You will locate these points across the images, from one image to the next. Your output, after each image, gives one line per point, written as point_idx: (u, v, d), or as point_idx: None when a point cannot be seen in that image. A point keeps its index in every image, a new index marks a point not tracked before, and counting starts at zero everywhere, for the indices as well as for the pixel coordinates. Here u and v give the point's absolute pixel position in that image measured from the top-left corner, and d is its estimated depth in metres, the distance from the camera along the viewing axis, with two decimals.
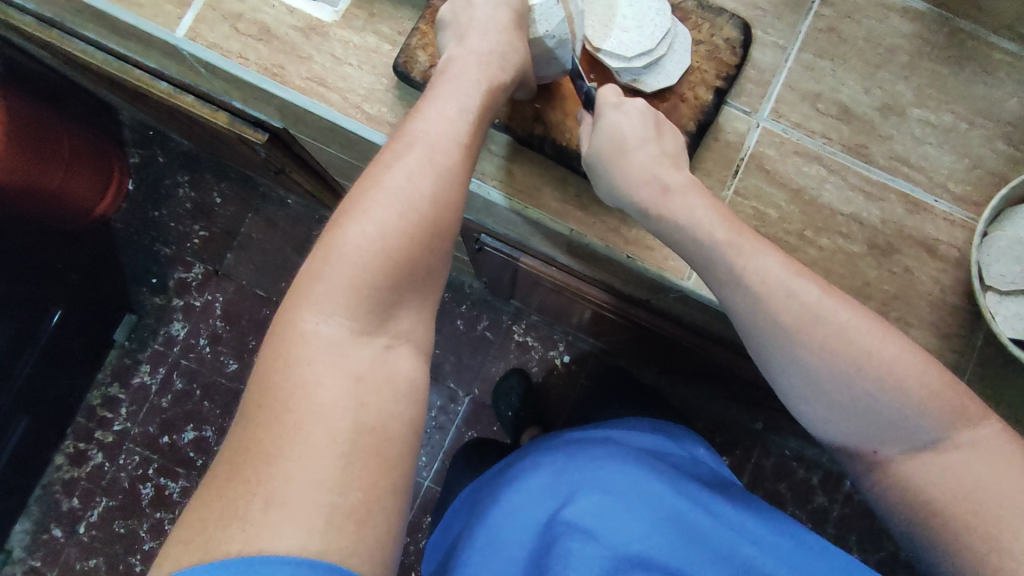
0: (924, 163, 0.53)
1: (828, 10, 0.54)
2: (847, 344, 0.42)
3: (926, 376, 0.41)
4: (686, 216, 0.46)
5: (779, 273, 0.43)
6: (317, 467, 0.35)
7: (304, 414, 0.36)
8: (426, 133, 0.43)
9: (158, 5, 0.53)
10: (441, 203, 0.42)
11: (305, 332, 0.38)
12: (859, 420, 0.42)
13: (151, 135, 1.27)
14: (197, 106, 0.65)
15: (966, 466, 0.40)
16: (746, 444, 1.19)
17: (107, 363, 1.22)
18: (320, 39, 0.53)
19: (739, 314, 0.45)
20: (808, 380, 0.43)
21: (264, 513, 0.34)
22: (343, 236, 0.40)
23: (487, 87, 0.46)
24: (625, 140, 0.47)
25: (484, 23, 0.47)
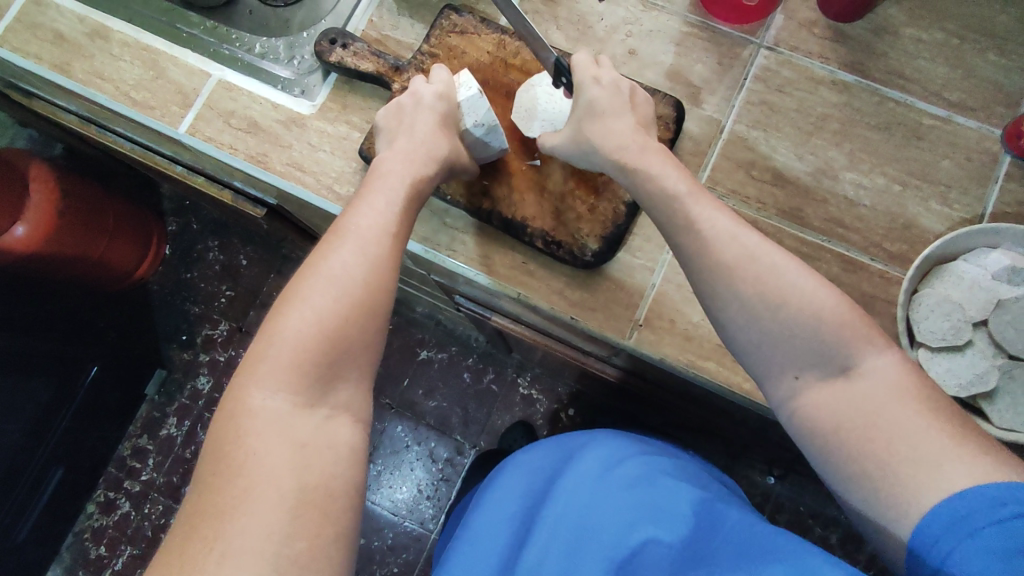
0: (859, 223, 0.56)
1: (760, 86, 0.59)
2: (774, 280, 0.43)
3: (843, 306, 0.43)
4: (655, 169, 0.48)
5: (725, 222, 0.46)
6: (266, 522, 0.39)
7: (254, 478, 0.41)
8: (358, 225, 0.48)
9: (166, 107, 0.62)
10: (372, 286, 0.47)
11: (253, 407, 0.43)
12: (789, 353, 0.43)
13: (186, 205, 1.39)
14: (208, 186, 0.74)
15: (867, 388, 0.41)
16: (756, 498, 1.16)
17: (138, 416, 1.31)
18: (299, 129, 0.60)
19: (685, 258, 0.46)
20: (768, 331, 0.43)
21: (219, 564, 0.38)
22: (286, 323, 0.45)
23: (411, 180, 0.51)
24: (600, 108, 0.51)
25: (410, 125, 0.53)
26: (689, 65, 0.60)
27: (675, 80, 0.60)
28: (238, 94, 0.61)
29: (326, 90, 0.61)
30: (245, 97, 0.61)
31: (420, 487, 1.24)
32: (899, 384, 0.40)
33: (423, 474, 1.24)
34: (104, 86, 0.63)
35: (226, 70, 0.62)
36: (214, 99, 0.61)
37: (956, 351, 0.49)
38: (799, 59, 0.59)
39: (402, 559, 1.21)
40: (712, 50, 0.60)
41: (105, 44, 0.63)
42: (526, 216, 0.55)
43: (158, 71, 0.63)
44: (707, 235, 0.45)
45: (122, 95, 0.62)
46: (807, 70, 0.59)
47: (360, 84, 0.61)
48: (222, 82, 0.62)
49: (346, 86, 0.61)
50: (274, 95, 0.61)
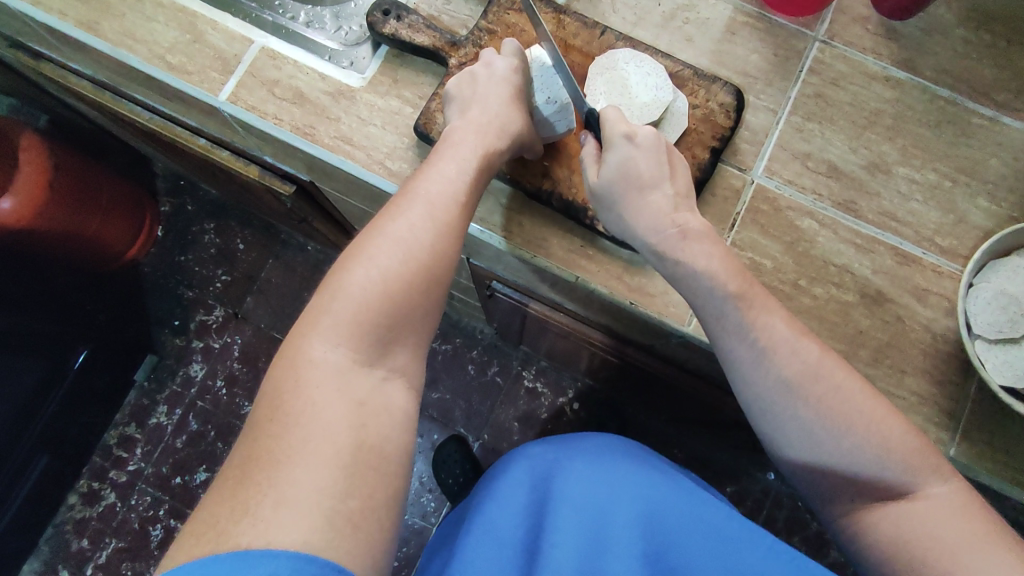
0: (911, 218, 0.56)
1: (815, 78, 0.59)
2: (840, 403, 0.45)
3: (908, 439, 0.45)
4: (699, 265, 0.47)
5: (783, 332, 0.46)
6: (321, 475, 0.37)
7: (312, 430, 0.38)
8: (427, 191, 0.47)
9: (204, 72, 0.59)
10: (437, 253, 0.45)
11: (313, 358, 0.41)
12: (842, 473, 0.46)
13: (181, 184, 1.34)
14: (234, 161, 0.70)
15: (925, 514, 0.43)
16: (758, 494, 1.17)
17: (126, 403, 1.26)
18: (348, 102, 0.58)
19: (738, 365, 0.47)
20: (800, 421, 0.46)
21: (273, 512, 0.35)
22: (351, 277, 0.43)
23: (484, 152, 0.50)
24: (639, 179, 0.49)
25: (485, 97, 0.52)
26: (745, 54, 0.60)
27: (731, 69, 0.59)
28: (282, 64, 0.59)
29: (376, 63, 0.59)
30: (290, 66, 0.59)
31: (422, 479, 1.21)
32: (956, 510, 0.43)
33: (424, 466, 1.22)
34: (137, 48, 0.59)
35: (269, 38, 0.59)
36: (256, 66, 0.59)
37: (1013, 343, 0.50)
38: (853, 53, 0.59)
39: (402, 553, 1.17)
40: (768, 41, 0.60)
41: (137, 3, 0.60)
42: (587, 199, 0.54)
43: (195, 35, 0.59)
44: (708, 299, 0.47)
45: (157, 59, 0.59)
46: (861, 65, 0.59)
47: (412, 58, 0.59)
48: (265, 49, 0.59)
49: (398, 59, 0.59)
50: (321, 66, 0.59)
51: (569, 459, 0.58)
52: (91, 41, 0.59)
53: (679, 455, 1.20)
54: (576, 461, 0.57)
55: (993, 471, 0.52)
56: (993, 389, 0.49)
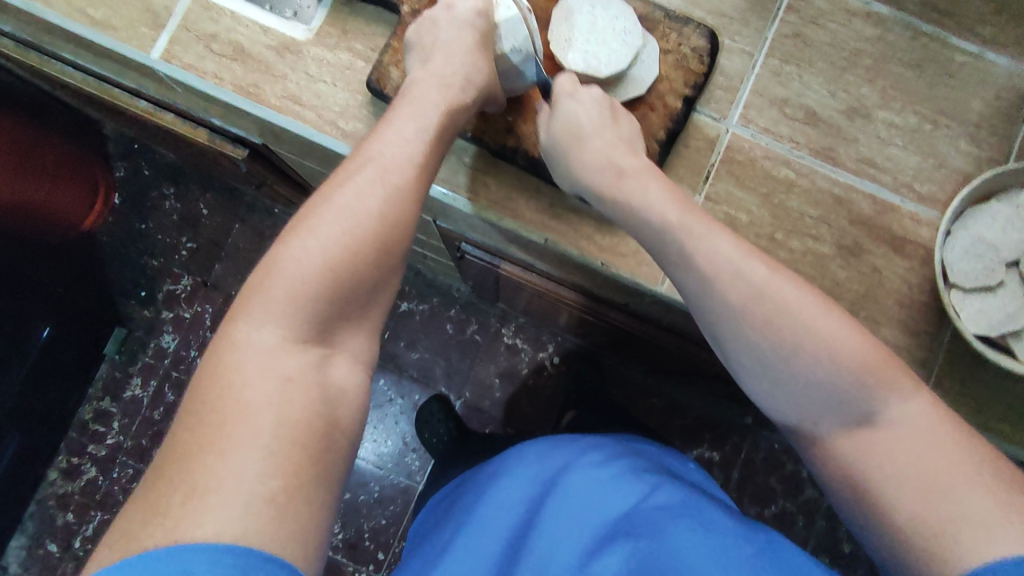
0: (889, 165, 0.54)
1: (794, 17, 0.55)
2: (791, 321, 0.43)
3: (866, 349, 0.43)
4: (641, 196, 0.47)
5: (726, 251, 0.45)
6: (241, 463, 0.35)
7: (231, 414, 0.36)
8: (381, 151, 0.44)
9: (132, 27, 0.54)
10: (386, 219, 0.42)
11: (242, 341, 0.38)
12: (802, 394, 0.44)
13: (135, 148, 1.27)
14: (178, 123, 0.66)
15: (897, 438, 0.42)
16: (736, 439, 1.20)
17: (98, 377, 1.23)
18: (294, 57, 0.53)
19: (685, 294, 0.46)
20: (755, 351, 0.44)
21: (183, 507, 0.34)
22: (287, 250, 0.40)
23: (446, 107, 0.47)
24: (580, 127, 0.49)
25: (447, 45, 0.49)
26: None
27: (705, 9, 0.56)
28: (218, 15, 0.54)
29: (322, 11, 0.54)
30: (227, 18, 0.54)
31: (406, 439, 1.21)
32: (932, 428, 0.41)
33: (407, 426, 1.22)
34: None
35: None
36: (189, 19, 0.54)
37: (989, 291, 0.49)
38: None
39: (389, 511, 1.18)
40: None
41: None
42: None
43: None
44: (646, 228, 0.47)
45: (77, 13, 0.54)
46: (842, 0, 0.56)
47: (361, 6, 0.54)
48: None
49: (345, 7, 0.54)
50: (261, 17, 0.54)
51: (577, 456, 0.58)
52: None
53: (659, 403, 1.22)
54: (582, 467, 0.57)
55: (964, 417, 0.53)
56: (968, 338, 0.49)
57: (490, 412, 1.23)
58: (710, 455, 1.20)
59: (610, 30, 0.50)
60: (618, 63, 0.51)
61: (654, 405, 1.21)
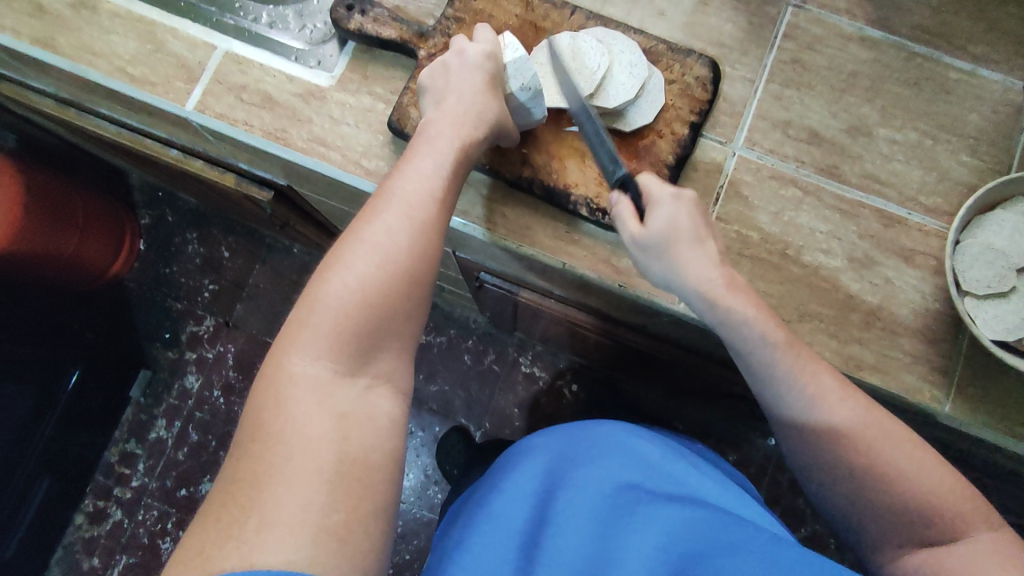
0: (894, 179, 0.56)
1: (791, 44, 0.58)
2: (825, 392, 0.47)
3: (947, 481, 0.45)
4: (718, 281, 0.48)
5: (771, 324, 0.48)
6: (304, 493, 0.36)
7: (292, 446, 0.38)
8: (403, 188, 0.46)
9: (168, 83, 0.57)
10: (417, 254, 0.44)
11: (293, 373, 0.40)
12: (835, 457, 0.47)
13: (159, 196, 1.32)
14: (206, 169, 0.70)
15: (967, 557, 0.43)
16: (760, 461, 1.19)
17: (124, 420, 1.24)
18: (319, 103, 0.57)
19: (780, 402, 0.48)
20: (826, 463, 0.48)
21: (257, 533, 0.35)
22: (327, 287, 0.42)
23: (460, 144, 0.49)
24: (658, 199, 0.49)
25: (459, 86, 0.51)
26: (719, 24, 0.59)
27: (706, 41, 0.59)
28: (247, 67, 0.57)
29: (344, 60, 0.58)
30: (256, 69, 0.57)
31: (427, 471, 1.21)
32: (997, 553, 0.43)
33: (428, 458, 1.22)
34: (96, 62, 0.58)
35: (232, 41, 0.58)
36: (221, 72, 0.57)
37: (1002, 297, 0.50)
38: (828, 16, 0.58)
39: (413, 546, 1.18)
40: (742, 9, 0.59)
41: (92, 15, 0.58)
42: (568, 183, 0.54)
43: (156, 44, 0.58)
44: (754, 343, 0.47)
45: (118, 71, 0.57)
46: (836, 27, 0.58)
47: (380, 52, 0.58)
48: (229, 54, 0.58)
49: (365, 55, 0.58)
50: (287, 67, 0.57)
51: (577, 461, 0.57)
52: (49, 59, 0.58)
53: (679, 427, 1.22)
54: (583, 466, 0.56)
55: (990, 425, 0.53)
56: (984, 344, 0.50)
57: (511, 442, 1.23)
58: None
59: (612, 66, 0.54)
60: (625, 94, 0.53)
61: (675, 429, 1.21)
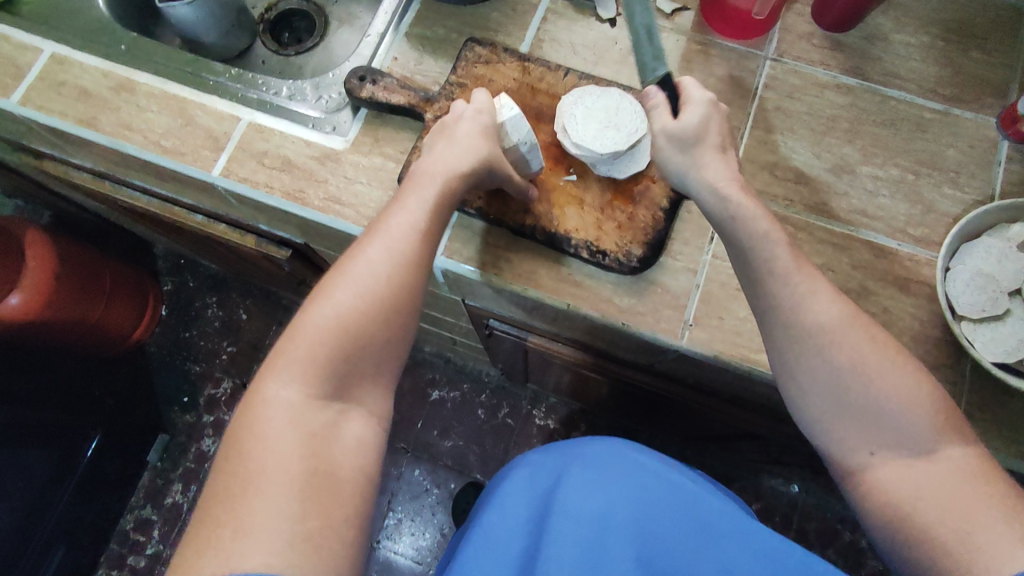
0: (881, 213, 0.58)
1: (772, 93, 0.62)
2: (880, 348, 0.47)
3: (922, 390, 0.47)
4: (759, 212, 0.51)
5: (821, 285, 0.49)
6: (273, 505, 0.39)
7: (265, 462, 0.40)
8: (385, 224, 0.49)
9: (197, 152, 0.62)
10: (393, 283, 0.46)
11: (269, 398, 0.43)
12: (875, 421, 0.47)
13: (181, 263, 1.37)
14: (229, 233, 0.74)
15: (942, 474, 0.45)
16: (784, 509, 1.16)
17: (140, 485, 1.24)
18: (334, 164, 0.61)
19: (778, 314, 0.49)
20: (820, 383, 0.48)
21: (233, 541, 0.37)
22: (306, 317, 0.45)
23: (443, 180, 0.51)
24: (707, 139, 0.53)
25: (450, 135, 0.54)
26: (703, 78, 0.63)
27: None
28: (269, 135, 0.62)
29: (357, 125, 0.63)
30: (277, 137, 0.62)
31: (443, 530, 1.18)
32: (972, 471, 0.45)
33: (444, 517, 1.20)
34: (133, 136, 0.63)
35: (255, 113, 0.63)
36: (245, 141, 0.62)
37: (997, 320, 0.51)
38: (803, 67, 0.63)
39: None
40: (722, 65, 0.64)
41: (130, 96, 0.64)
42: (569, 229, 0.57)
43: (187, 119, 0.63)
44: (780, 276, 0.49)
45: (152, 144, 0.63)
46: (812, 76, 0.63)
47: (390, 117, 0.63)
48: (252, 124, 0.63)
49: (377, 120, 0.63)
50: (305, 133, 0.62)
51: (570, 469, 0.58)
52: (90, 136, 0.63)
53: None
54: (575, 472, 0.58)
55: (1004, 450, 0.52)
56: (985, 367, 0.50)
57: None
58: None
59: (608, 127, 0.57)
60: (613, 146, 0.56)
61: None
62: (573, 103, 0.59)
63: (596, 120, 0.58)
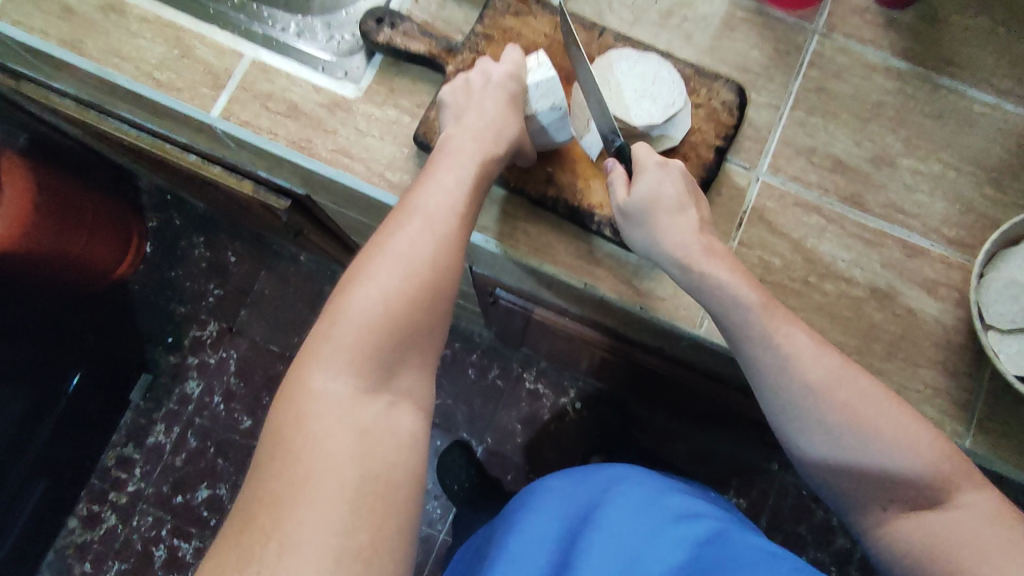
0: (917, 210, 0.56)
1: (817, 72, 0.58)
2: (867, 408, 0.45)
3: (930, 441, 0.45)
4: (723, 276, 0.47)
5: (805, 341, 0.46)
6: (326, 512, 0.36)
7: (314, 464, 0.37)
8: (425, 204, 0.46)
9: (194, 88, 0.57)
10: (439, 268, 0.44)
11: (314, 389, 0.40)
12: (878, 479, 0.45)
13: (168, 199, 1.31)
14: (224, 176, 0.68)
15: (965, 521, 0.43)
16: (763, 485, 1.18)
17: (122, 423, 1.22)
18: (344, 113, 0.56)
19: (765, 368, 0.47)
20: (827, 431, 0.45)
21: (278, 556, 0.35)
22: (348, 302, 0.42)
23: (481, 158, 0.49)
24: (665, 194, 0.49)
25: (480, 104, 0.51)
26: (745, 49, 0.59)
27: (732, 66, 0.59)
28: (274, 76, 0.57)
29: (371, 72, 0.58)
30: (283, 78, 0.57)
31: (427, 486, 1.19)
32: (989, 516, 0.43)
33: (428, 474, 1.20)
34: (123, 65, 0.58)
35: (259, 50, 0.58)
36: (248, 80, 0.57)
37: None
38: (853, 46, 0.59)
39: (411, 562, 1.15)
40: (768, 36, 0.59)
41: (120, 18, 0.58)
42: (594, 205, 0.53)
43: (184, 50, 0.58)
44: (739, 312, 0.47)
45: (144, 76, 0.57)
46: (861, 57, 0.59)
47: (408, 66, 0.58)
48: (255, 62, 0.58)
49: (393, 68, 0.58)
50: (314, 77, 0.57)
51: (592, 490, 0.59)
52: (76, 61, 0.57)
53: (683, 448, 1.21)
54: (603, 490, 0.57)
55: (1012, 460, 0.52)
56: (1008, 379, 0.49)
57: (513, 459, 1.21)
58: (737, 502, 1.17)
59: (644, 97, 0.54)
60: (647, 117, 0.53)
61: (678, 450, 1.20)
62: (612, 61, 0.55)
63: (632, 87, 0.54)
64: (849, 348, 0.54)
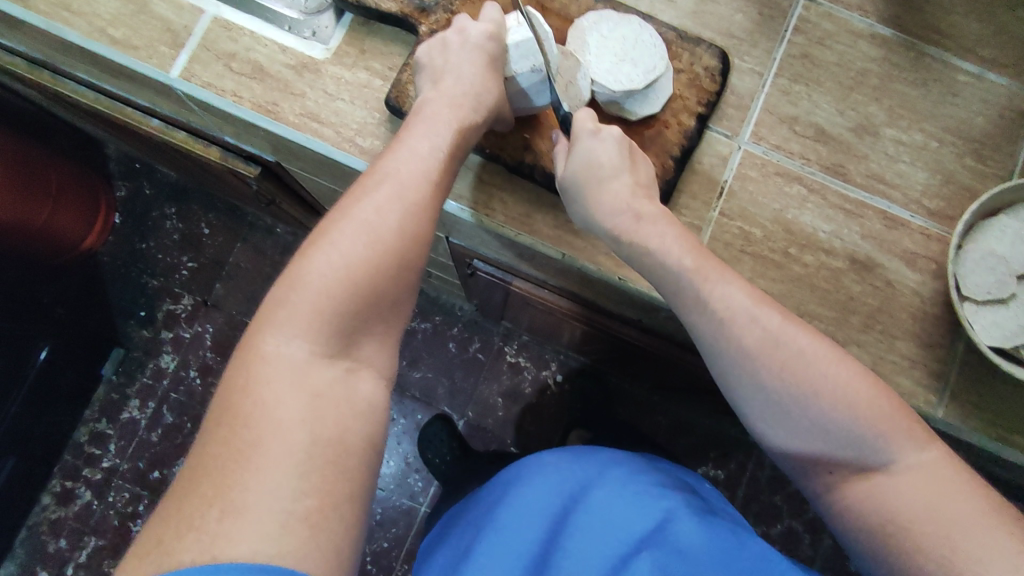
0: (899, 180, 0.55)
1: (801, 38, 0.57)
2: (804, 369, 0.44)
3: (874, 397, 0.44)
4: (654, 243, 0.47)
5: (743, 302, 0.45)
6: (274, 479, 0.35)
7: (263, 429, 0.36)
8: (396, 169, 0.45)
9: (152, 46, 0.54)
10: (404, 233, 0.43)
11: (268, 354, 0.39)
12: (822, 444, 0.44)
13: (136, 167, 1.27)
14: (191, 143, 0.65)
15: (914, 484, 0.42)
16: (740, 457, 1.20)
17: (95, 399, 1.19)
18: (313, 76, 0.54)
19: (704, 337, 0.46)
20: (767, 395, 0.45)
21: (221, 523, 0.34)
22: (309, 265, 0.41)
23: (457, 126, 0.47)
24: (602, 169, 0.48)
25: (458, 67, 0.49)
26: (730, 14, 0.57)
27: (716, 30, 0.57)
28: (238, 35, 0.54)
29: (340, 32, 0.55)
30: (248, 37, 0.54)
31: (408, 459, 1.19)
32: (938, 474, 0.42)
33: (409, 447, 1.19)
34: (74, 20, 0.54)
35: (221, 6, 0.55)
36: (209, 38, 0.54)
37: (1001, 304, 0.50)
38: (839, 11, 0.57)
39: (392, 534, 1.15)
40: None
41: None
42: None
43: (140, 5, 0.55)
44: (667, 275, 0.47)
45: (98, 32, 0.54)
46: (847, 22, 0.57)
47: (379, 26, 0.55)
48: (218, 19, 0.55)
49: (363, 28, 0.55)
50: (280, 36, 0.55)
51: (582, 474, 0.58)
52: (22, 15, 0.54)
53: (662, 421, 1.22)
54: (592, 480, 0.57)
55: (980, 430, 0.53)
56: (982, 350, 0.49)
57: (494, 432, 1.21)
58: (715, 473, 1.19)
59: (625, 61, 0.51)
60: (631, 82, 0.51)
61: (657, 422, 1.21)
62: (588, 24, 0.52)
63: (614, 50, 0.52)
64: (827, 320, 0.53)
